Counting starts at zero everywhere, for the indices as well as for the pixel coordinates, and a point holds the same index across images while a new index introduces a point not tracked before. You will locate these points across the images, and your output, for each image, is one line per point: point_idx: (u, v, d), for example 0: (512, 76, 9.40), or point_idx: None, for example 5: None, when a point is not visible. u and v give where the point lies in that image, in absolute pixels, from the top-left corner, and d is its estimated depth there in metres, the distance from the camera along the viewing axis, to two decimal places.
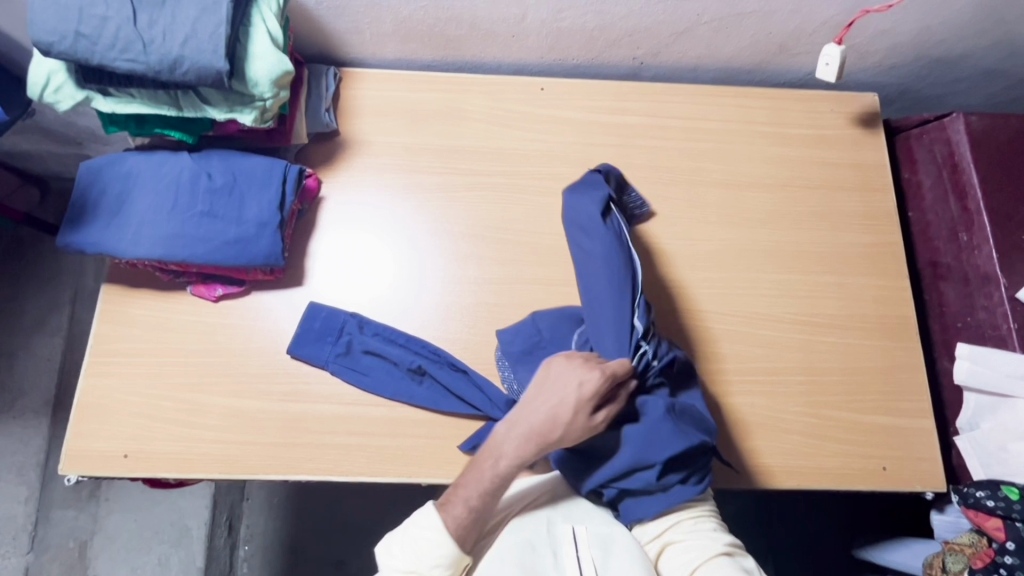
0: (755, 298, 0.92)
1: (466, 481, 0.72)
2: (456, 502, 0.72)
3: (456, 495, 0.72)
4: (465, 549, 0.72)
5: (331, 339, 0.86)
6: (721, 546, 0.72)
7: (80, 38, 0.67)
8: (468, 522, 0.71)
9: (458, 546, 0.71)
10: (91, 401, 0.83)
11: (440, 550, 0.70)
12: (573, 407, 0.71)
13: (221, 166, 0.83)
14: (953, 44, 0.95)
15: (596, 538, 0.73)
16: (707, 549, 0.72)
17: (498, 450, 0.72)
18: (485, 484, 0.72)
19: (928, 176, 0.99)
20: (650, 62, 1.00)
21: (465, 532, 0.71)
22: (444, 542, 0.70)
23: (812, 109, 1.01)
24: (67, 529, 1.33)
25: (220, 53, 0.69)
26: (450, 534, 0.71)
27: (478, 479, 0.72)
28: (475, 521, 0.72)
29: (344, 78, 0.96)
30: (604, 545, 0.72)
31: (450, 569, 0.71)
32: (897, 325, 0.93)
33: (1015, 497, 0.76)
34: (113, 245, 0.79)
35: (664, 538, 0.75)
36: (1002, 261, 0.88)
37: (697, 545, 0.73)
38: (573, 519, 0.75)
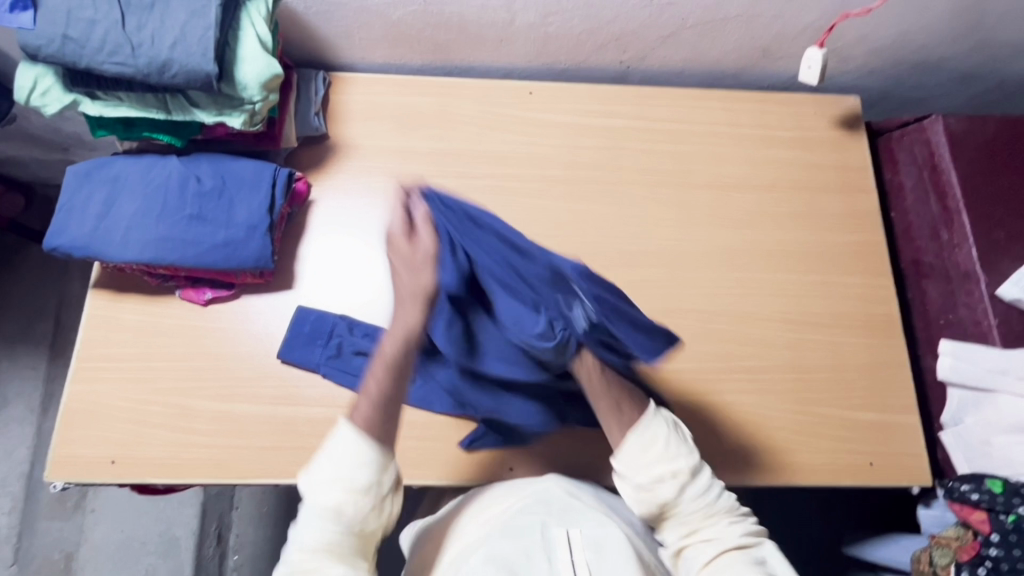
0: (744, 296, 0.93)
1: (374, 371, 0.65)
2: (360, 403, 0.65)
3: (362, 400, 0.65)
4: (389, 443, 0.65)
5: (321, 343, 0.85)
6: (734, 540, 0.68)
7: (69, 41, 0.67)
8: (378, 417, 0.65)
9: (379, 442, 0.64)
10: (77, 407, 0.82)
11: (365, 453, 0.63)
12: (425, 241, 0.65)
13: (210, 169, 0.83)
14: (931, 48, 0.97)
15: (589, 541, 0.69)
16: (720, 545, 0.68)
17: (386, 354, 0.64)
18: (388, 360, 0.64)
19: (909, 177, 1.01)
20: (637, 66, 1.01)
21: (382, 404, 0.64)
22: (364, 445, 0.63)
23: (796, 111, 1.03)
24: (52, 540, 1.31)
25: (209, 57, 0.70)
26: (365, 435, 0.64)
27: (382, 361, 0.64)
28: (392, 403, 0.65)
29: (333, 83, 0.97)
30: (596, 546, 0.69)
31: (384, 455, 0.64)
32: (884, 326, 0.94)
33: (998, 489, 0.78)
34: (100, 248, 0.79)
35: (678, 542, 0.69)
36: (981, 258, 0.90)
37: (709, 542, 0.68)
38: (565, 523, 0.71)
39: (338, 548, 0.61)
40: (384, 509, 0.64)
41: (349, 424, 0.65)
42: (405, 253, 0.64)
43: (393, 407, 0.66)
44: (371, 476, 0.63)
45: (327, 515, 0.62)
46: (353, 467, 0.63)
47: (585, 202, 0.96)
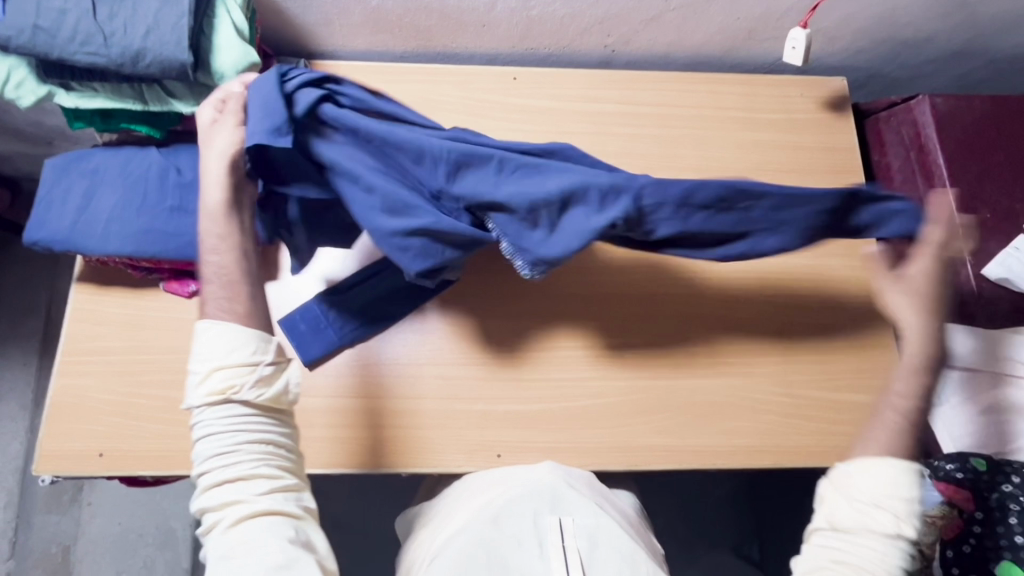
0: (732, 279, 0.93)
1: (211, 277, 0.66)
2: (214, 301, 0.65)
3: (207, 297, 0.65)
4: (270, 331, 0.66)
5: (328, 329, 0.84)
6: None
7: (39, 31, 0.66)
8: (244, 288, 0.66)
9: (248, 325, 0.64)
10: (64, 400, 0.82)
11: (236, 333, 0.63)
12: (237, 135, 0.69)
13: (191, 160, 0.83)
14: (917, 27, 0.96)
15: (581, 529, 0.70)
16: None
17: (216, 276, 0.66)
18: (229, 246, 0.66)
19: (896, 158, 0.99)
20: (621, 50, 1.01)
21: (241, 319, 0.64)
22: (233, 328, 0.63)
23: (782, 93, 1.02)
24: (49, 534, 1.31)
25: (183, 46, 0.69)
26: (236, 319, 0.64)
27: (216, 268, 0.66)
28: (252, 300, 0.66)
29: (314, 71, 0.96)
30: (590, 534, 0.69)
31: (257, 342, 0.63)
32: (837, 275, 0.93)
33: (982, 467, 0.79)
34: (81, 241, 0.78)
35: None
36: (968, 239, 0.89)
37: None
38: (558, 510, 0.71)
39: (237, 435, 0.61)
40: (274, 378, 0.63)
41: (211, 324, 0.63)
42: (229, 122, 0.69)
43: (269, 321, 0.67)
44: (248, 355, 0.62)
45: (209, 395, 0.61)
46: (223, 361, 0.61)
47: None
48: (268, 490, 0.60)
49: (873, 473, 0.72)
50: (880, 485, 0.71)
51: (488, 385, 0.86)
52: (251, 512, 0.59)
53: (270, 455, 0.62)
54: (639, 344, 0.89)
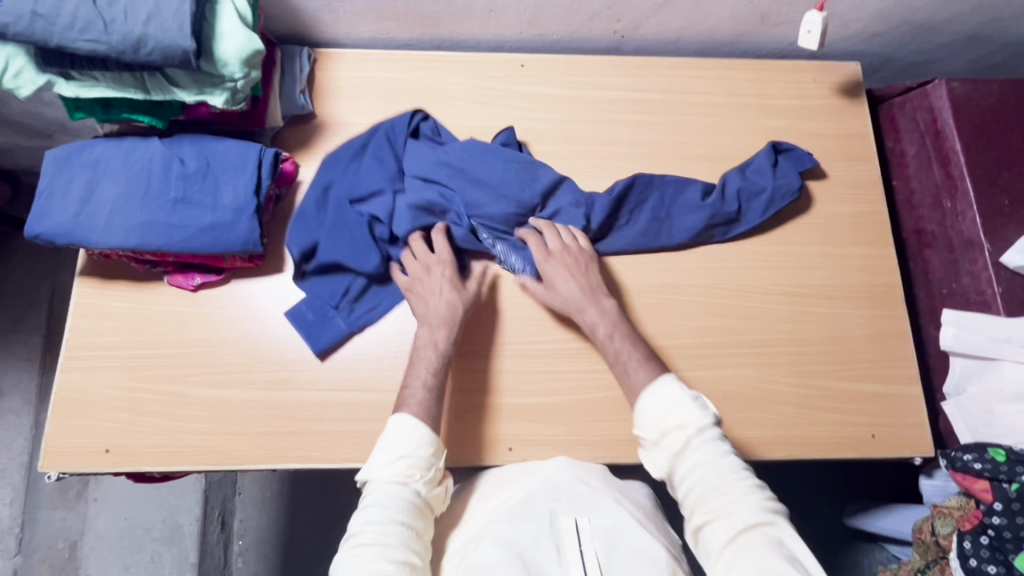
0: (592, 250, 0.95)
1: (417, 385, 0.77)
2: (411, 398, 0.76)
3: (410, 398, 0.76)
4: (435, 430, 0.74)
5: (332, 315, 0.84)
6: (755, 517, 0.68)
7: (38, 18, 0.64)
8: (430, 406, 0.75)
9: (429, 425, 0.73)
10: (69, 395, 0.81)
11: (421, 432, 0.72)
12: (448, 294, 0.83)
13: (194, 151, 0.81)
14: (934, 10, 0.94)
15: (598, 531, 0.69)
16: (737, 519, 0.68)
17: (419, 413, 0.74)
18: (432, 361, 0.79)
19: (910, 144, 0.98)
20: (631, 35, 0.99)
21: (428, 419, 0.74)
22: (422, 425, 0.73)
23: (795, 79, 1.00)
24: (55, 529, 1.31)
25: (186, 32, 0.67)
26: (420, 417, 0.74)
27: (420, 369, 0.78)
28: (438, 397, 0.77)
29: (318, 59, 0.94)
30: (608, 538, 0.68)
31: (432, 451, 0.72)
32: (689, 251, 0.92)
33: (1001, 458, 0.77)
34: (83, 234, 0.77)
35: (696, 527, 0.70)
36: (985, 225, 0.88)
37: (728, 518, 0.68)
38: (575, 512, 0.70)
39: (397, 514, 0.67)
40: (439, 480, 0.73)
41: (398, 420, 0.73)
42: (434, 277, 0.84)
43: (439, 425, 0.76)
44: (425, 455, 0.71)
45: (394, 476, 0.70)
46: (408, 452, 0.70)
47: (580, 177, 0.94)
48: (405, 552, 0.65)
49: (643, 416, 0.76)
50: (655, 414, 0.75)
51: (498, 378, 0.84)
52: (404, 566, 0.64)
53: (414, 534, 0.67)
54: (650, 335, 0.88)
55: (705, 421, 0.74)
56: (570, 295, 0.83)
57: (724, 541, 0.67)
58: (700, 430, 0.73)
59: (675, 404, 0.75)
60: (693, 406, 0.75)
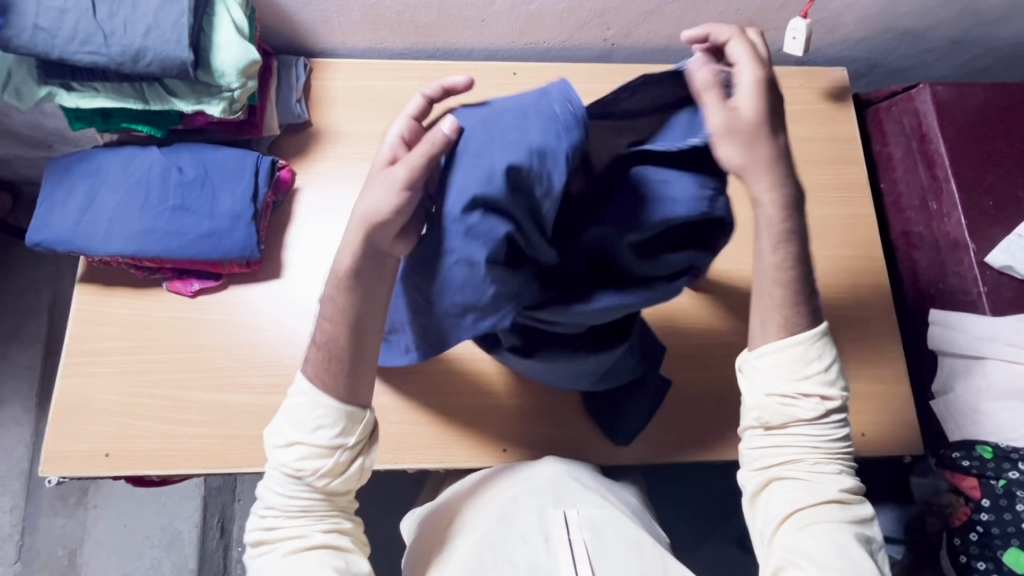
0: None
1: (322, 334, 0.61)
2: (316, 349, 0.62)
3: (315, 348, 0.62)
4: (358, 402, 0.63)
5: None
6: (834, 492, 0.64)
7: (39, 31, 0.66)
8: (333, 363, 0.61)
9: (336, 391, 0.62)
10: (69, 401, 0.82)
11: (320, 410, 0.61)
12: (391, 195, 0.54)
13: (191, 159, 0.83)
14: (918, 16, 0.96)
15: (585, 521, 0.70)
16: (818, 492, 0.63)
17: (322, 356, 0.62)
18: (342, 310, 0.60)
19: (897, 148, 1.00)
20: (621, 43, 1.00)
21: (332, 380, 0.61)
22: (319, 395, 0.61)
23: (783, 84, 1.02)
24: (55, 537, 1.32)
25: (184, 44, 0.69)
26: (319, 386, 0.62)
27: (331, 315, 0.60)
28: (339, 361, 0.61)
29: (314, 69, 0.96)
30: (595, 527, 0.70)
31: (336, 430, 0.62)
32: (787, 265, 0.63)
33: (989, 455, 0.78)
34: (83, 241, 0.78)
35: (774, 471, 0.66)
36: (970, 226, 0.89)
37: (809, 485, 0.64)
38: (562, 504, 0.72)
39: (294, 501, 0.63)
40: (346, 463, 0.63)
41: (302, 392, 0.62)
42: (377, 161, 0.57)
43: (358, 383, 0.62)
44: (325, 438, 0.61)
45: (286, 464, 0.62)
46: (303, 436, 0.61)
47: None
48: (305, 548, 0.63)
49: (779, 359, 0.64)
50: (790, 365, 0.64)
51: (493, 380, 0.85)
52: (307, 547, 0.61)
53: (322, 512, 0.64)
54: None
55: (840, 394, 0.65)
56: (752, 153, 0.57)
57: (793, 506, 0.63)
58: (828, 408, 0.64)
59: (820, 365, 0.64)
60: (832, 372, 0.65)
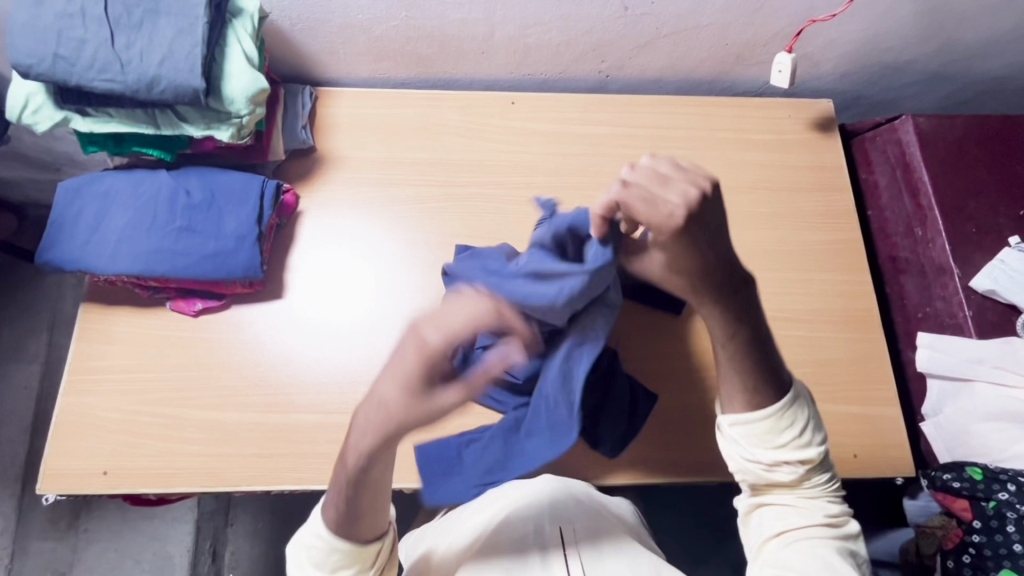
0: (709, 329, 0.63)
1: (335, 491, 0.58)
2: (330, 503, 0.59)
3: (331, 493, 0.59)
4: (364, 539, 0.60)
5: (458, 474, 0.83)
6: (821, 519, 0.63)
7: (60, 60, 0.69)
8: (344, 518, 0.59)
9: (348, 536, 0.60)
10: (69, 417, 0.83)
11: (336, 554, 0.60)
12: (675, 195, 0.54)
13: (199, 182, 0.85)
14: (898, 51, 1.01)
15: (583, 537, 0.69)
16: (805, 518, 0.63)
17: (337, 500, 0.58)
18: (349, 478, 0.56)
19: (882, 176, 1.03)
20: (615, 75, 1.04)
21: (344, 520, 0.59)
22: (337, 543, 0.59)
23: (771, 115, 1.06)
24: (45, 561, 1.30)
25: (197, 72, 0.72)
26: (334, 526, 0.59)
27: (342, 477, 0.57)
28: (359, 516, 0.59)
29: (319, 97, 0.99)
30: (594, 544, 0.69)
31: (355, 568, 0.61)
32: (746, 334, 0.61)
33: (978, 477, 0.79)
34: (91, 261, 0.81)
35: (756, 498, 0.66)
36: (954, 252, 0.92)
37: (797, 511, 0.64)
38: (558, 519, 0.71)
39: None
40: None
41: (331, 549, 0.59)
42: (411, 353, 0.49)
43: (361, 521, 0.59)
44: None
45: None
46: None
47: (568, 207, 0.98)
48: None
49: (752, 429, 0.63)
50: (761, 433, 0.63)
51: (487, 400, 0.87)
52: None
53: None
54: (635, 359, 0.91)
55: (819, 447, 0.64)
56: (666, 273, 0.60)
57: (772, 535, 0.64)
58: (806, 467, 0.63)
59: (794, 429, 0.63)
60: (807, 431, 0.63)
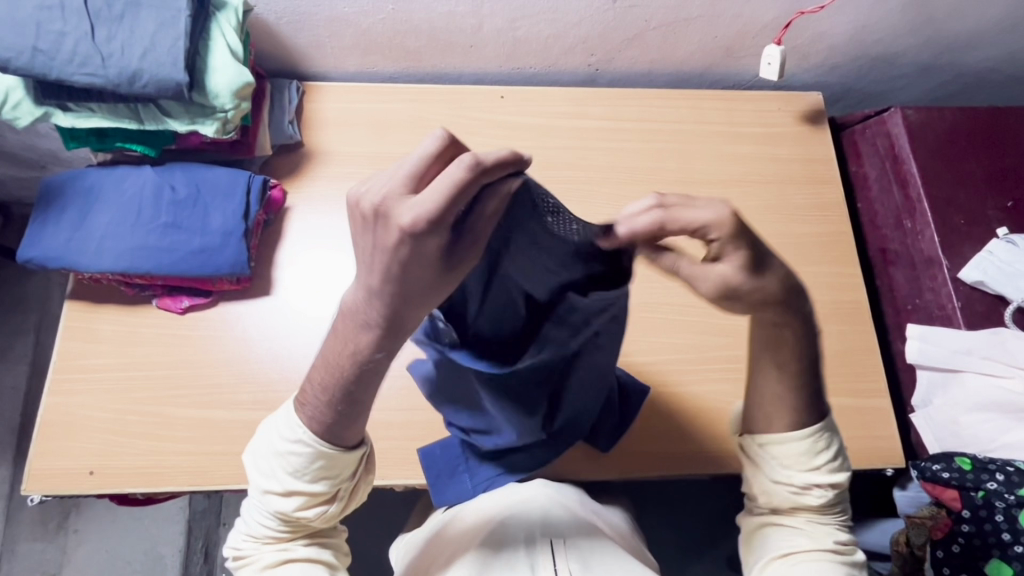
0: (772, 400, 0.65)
1: (316, 377, 0.56)
2: (311, 401, 0.58)
3: (309, 392, 0.58)
4: (345, 443, 0.60)
5: (462, 472, 0.79)
6: (829, 544, 0.65)
7: (38, 53, 0.68)
8: (331, 417, 0.57)
9: (331, 439, 0.58)
10: (54, 416, 0.82)
11: (315, 458, 0.59)
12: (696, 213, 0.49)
13: (184, 178, 0.84)
14: (887, 43, 1.01)
15: (574, 554, 0.65)
16: (816, 541, 0.65)
17: (320, 401, 0.57)
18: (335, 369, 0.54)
19: (872, 168, 1.03)
20: (605, 68, 1.04)
21: (332, 420, 0.57)
22: (319, 444, 0.58)
23: (761, 108, 1.06)
24: (34, 563, 1.29)
25: (179, 66, 0.71)
26: (314, 429, 0.58)
27: (327, 367, 0.55)
28: (340, 416, 0.57)
29: (306, 92, 0.98)
30: (584, 557, 0.65)
31: (336, 476, 0.61)
32: (810, 371, 0.64)
33: (967, 467, 0.79)
34: (75, 258, 0.79)
35: (768, 517, 0.68)
36: (943, 244, 0.92)
37: (808, 533, 0.66)
38: (552, 530, 0.68)
39: (269, 527, 0.62)
40: (339, 502, 0.63)
41: (302, 449, 0.58)
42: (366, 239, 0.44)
43: (354, 419, 0.58)
44: (323, 485, 0.60)
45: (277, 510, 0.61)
46: (299, 484, 0.59)
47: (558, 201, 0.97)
48: (280, 564, 0.61)
49: (787, 448, 0.65)
50: (796, 456, 0.65)
51: None
52: (290, 559, 0.62)
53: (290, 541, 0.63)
54: (626, 353, 0.91)
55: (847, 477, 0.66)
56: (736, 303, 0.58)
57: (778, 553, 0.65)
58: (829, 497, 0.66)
59: (828, 453, 0.65)
60: (839, 460, 0.66)
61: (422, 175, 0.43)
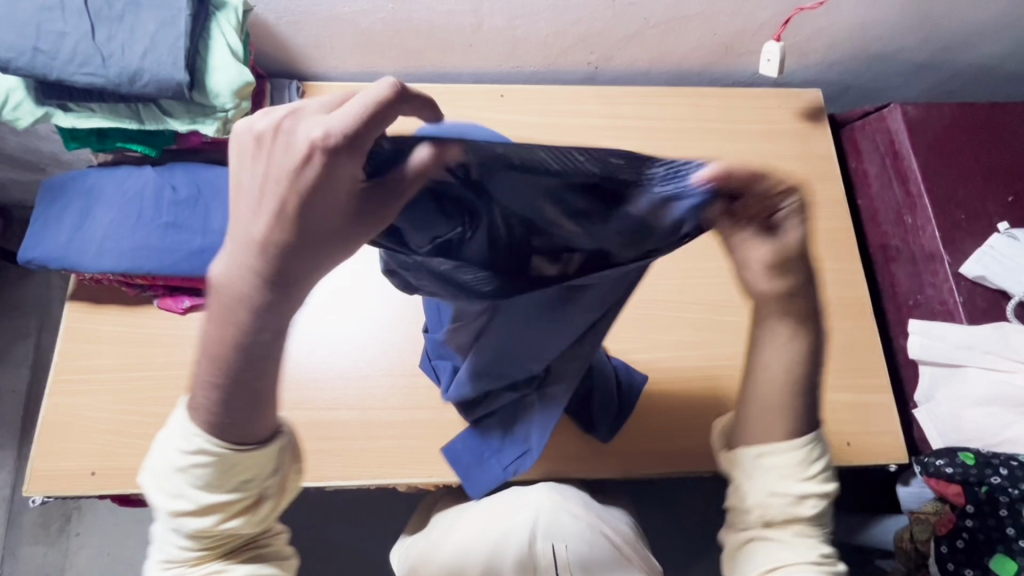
0: (771, 353, 0.55)
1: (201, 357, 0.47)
2: (197, 392, 0.48)
3: (196, 380, 0.48)
4: (257, 438, 0.50)
5: (492, 460, 0.78)
6: (816, 565, 0.54)
7: (38, 53, 0.68)
8: (219, 413, 0.48)
9: (230, 441, 0.49)
10: (55, 418, 0.82)
11: (219, 459, 0.49)
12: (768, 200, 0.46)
13: (185, 178, 0.84)
14: (886, 40, 1.01)
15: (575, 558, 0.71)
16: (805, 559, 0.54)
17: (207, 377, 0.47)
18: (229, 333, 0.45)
19: (872, 164, 1.03)
20: (604, 67, 1.04)
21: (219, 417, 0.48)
22: (216, 443, 0.48)
23: (760, 105, 1.06)
24: (35, 566, 1.28)
25: (180, 65, 0.71)
26: (205, 430, 0.48)
27: (213, 335, 0.45)
28: (236, 413, 0.48)
29: (306, 92, 0.98)
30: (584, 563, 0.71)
31: (249, 479, 0.51)
32: (808, 379, 0.55)
33: (971, 461, 0.79)
34: (76, 258, 0.79)
35: (748, 531, 0.57)
36: (944, 239, 0.92)
37: (796, 550, 0.54)
38: (552, 536, 0.72)
39: (186, 553, 0.52)
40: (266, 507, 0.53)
41: (205, 461, 0.48)
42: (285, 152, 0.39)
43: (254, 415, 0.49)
44: (239, 486, 0.50)
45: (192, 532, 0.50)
46: (206, 492, 0.49)
47: None
48: None
49: (782, 454, 0.55)
50: (794, 463, 0.55)
51: None
52: None
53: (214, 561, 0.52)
54: (628, 350, 0.91)
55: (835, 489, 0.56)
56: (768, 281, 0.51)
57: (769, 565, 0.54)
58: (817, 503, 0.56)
59: (819, 466, 0.56)
60: (829, 470, 0.57)
61: (348, 106, 0.38)
